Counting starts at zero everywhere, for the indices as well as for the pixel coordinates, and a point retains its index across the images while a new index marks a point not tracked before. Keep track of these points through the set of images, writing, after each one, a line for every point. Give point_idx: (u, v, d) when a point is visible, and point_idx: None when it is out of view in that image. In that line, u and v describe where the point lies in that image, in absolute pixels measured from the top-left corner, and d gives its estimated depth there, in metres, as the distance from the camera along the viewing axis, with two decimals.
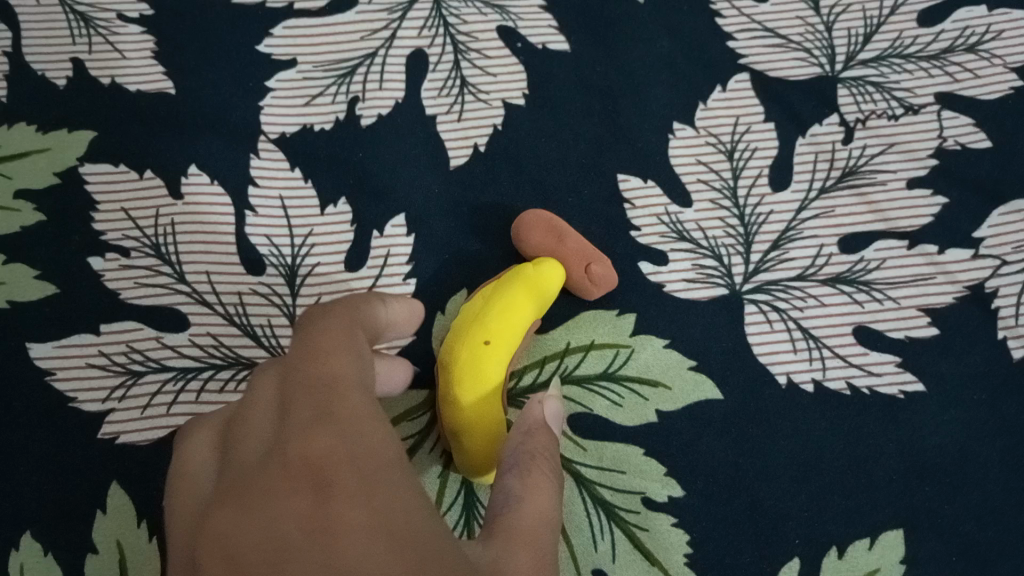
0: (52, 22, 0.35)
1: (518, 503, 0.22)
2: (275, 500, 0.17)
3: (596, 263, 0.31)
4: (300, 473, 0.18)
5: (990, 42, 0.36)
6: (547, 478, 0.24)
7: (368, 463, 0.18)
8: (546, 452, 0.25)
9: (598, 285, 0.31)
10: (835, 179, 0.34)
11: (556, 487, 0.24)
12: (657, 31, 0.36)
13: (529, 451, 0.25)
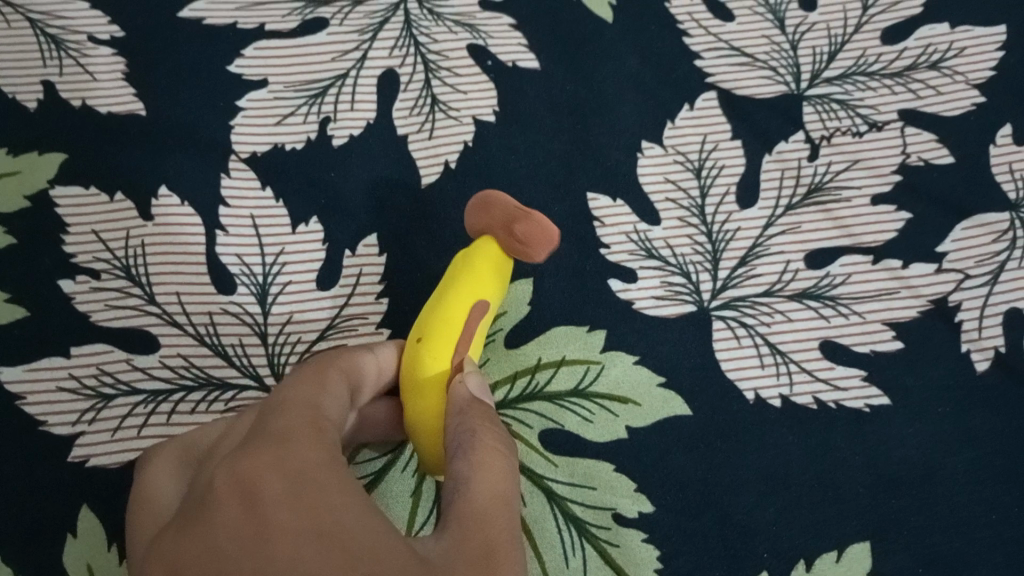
0: (24, 45, 0.35)
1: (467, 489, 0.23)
2: (217, 511, 0.19)
3: (512, 225, 0.27)
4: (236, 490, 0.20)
5: (952, 59, 0.36)
6: (495, 458, 0.24)
7: (316, 475, 0.20)
8: (493, 428, 0.25)
9: (528, 246, 0.27)
10: (801, 196, 0.34)
11: (507, 462, 0.24)
12: (626, 50, 0.37)
13: (473, 430, 0.25)
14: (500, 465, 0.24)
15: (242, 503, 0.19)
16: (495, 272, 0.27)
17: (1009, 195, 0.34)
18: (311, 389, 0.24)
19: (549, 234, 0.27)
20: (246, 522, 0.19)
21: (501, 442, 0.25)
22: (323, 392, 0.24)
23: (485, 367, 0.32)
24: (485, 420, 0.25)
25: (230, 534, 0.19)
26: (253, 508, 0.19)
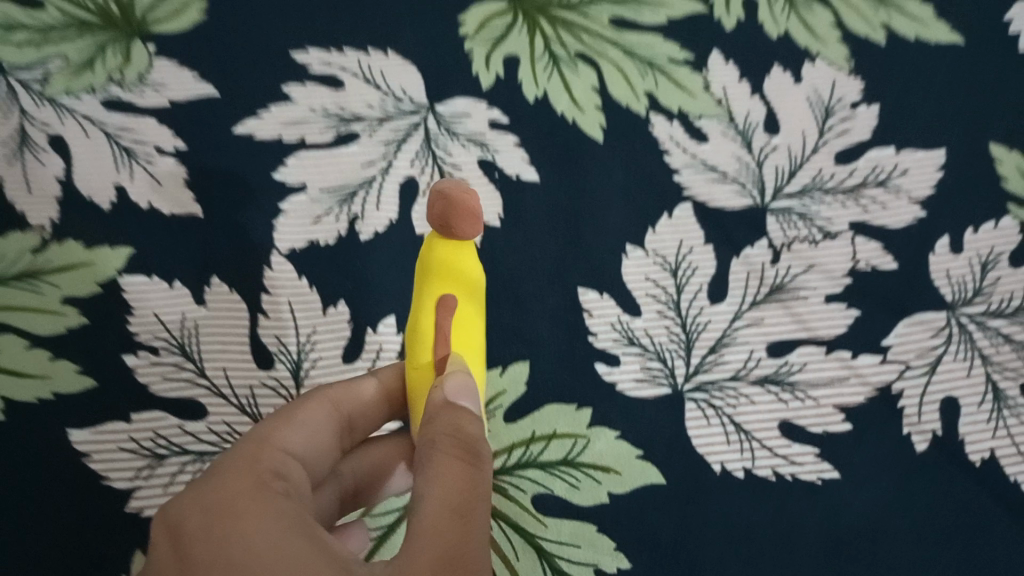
0: (99, 154, 0.41)
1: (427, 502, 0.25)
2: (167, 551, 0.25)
3: (429, 208, 0.28)
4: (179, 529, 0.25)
5: (897, 178, 0.42)
6: (457, 466, 0.26)
7: (246, 502, 0.25)
8: (461, 435, 0.27)
9: (450, 226, 0.28)
10: (764, 295, 0.39)
11: (469, 471, 0.26)
12: (614, 163, 0.42)
13: (440, 438, 0.27)
14: (464, 474, 0.26)
15: (186, 523, 0.25)
16: (458, 266, 0.28)
17: (946, 297, 0.39)
18: (291, 419, 0.30)
19: (452, 199, 0.27)
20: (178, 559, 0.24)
21: (471, 451, 0.27)
22: (300, 425, 0.30)
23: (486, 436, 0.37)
24: (454, 428, 0.27)
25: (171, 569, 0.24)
26: (190, 533, 0.25)
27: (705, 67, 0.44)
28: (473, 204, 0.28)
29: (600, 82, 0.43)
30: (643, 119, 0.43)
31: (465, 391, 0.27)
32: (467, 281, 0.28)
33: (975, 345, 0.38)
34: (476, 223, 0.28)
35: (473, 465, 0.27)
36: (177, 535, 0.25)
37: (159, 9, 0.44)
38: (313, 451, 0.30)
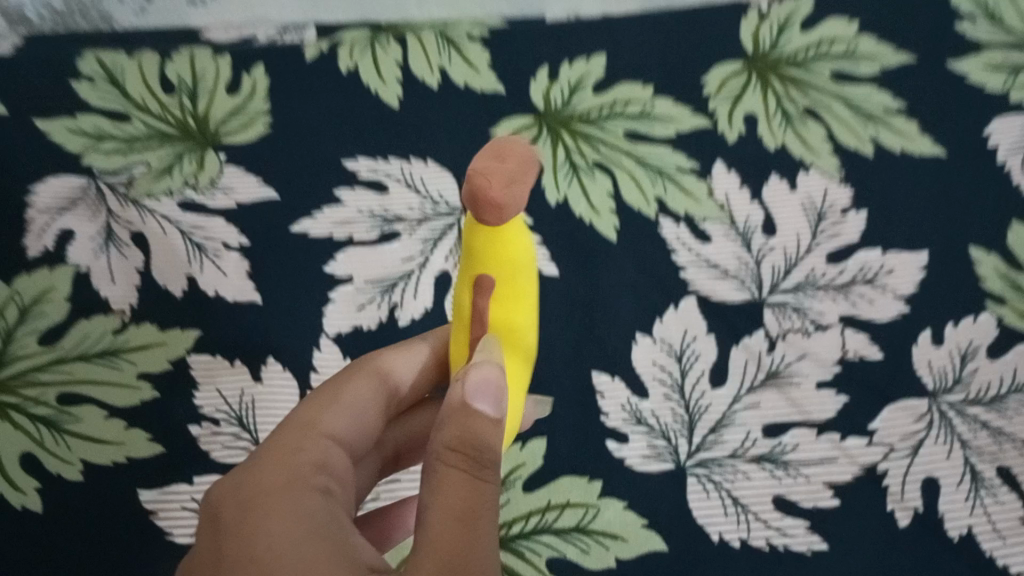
0: (176, 248, 0.47)
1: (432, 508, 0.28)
2: (206, 531, 0.30)
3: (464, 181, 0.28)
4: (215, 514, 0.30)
5: (884, 276, 0.46)
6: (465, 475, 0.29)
7: (267, 496, 0.30)
8: (472, 436, 0.29)
9: (477, 211, 0.28)
10: (761, 380, 0.44)
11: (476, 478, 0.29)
12: (626, 260, 0.47)
13: (455, 437, 0.29)
14: (474, 484, 0.29)
15: (222, 518, 0.29)
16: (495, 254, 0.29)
17: (927, 385, 0.43)
18: (335, 408, 0.36)
19: (487, 199, 0.27)
20: (212, 538, 0.29)
21: (484, 460, 0.29)
22: (343, 409, 0.36)
23: (506, 505, 0.41)
24: (470, 433, 0.29)
25: (206, 551, 0.29)
26: (227, 524, 0.29)
27: (708, 175, 0.49)
28: (513, 200, 0.27)
29: (615, 188, 0.49)
30: (653, 221, 0.48)
31: (483, 391, 0.29)
32: (505, 280, 0.29)
33: (955, 430, 0.42)
34: (516, 215, 0.28)
35: (483, 473, 0.29)
36: (216, 523, 0.29)
37: (229, 123, 0.51)
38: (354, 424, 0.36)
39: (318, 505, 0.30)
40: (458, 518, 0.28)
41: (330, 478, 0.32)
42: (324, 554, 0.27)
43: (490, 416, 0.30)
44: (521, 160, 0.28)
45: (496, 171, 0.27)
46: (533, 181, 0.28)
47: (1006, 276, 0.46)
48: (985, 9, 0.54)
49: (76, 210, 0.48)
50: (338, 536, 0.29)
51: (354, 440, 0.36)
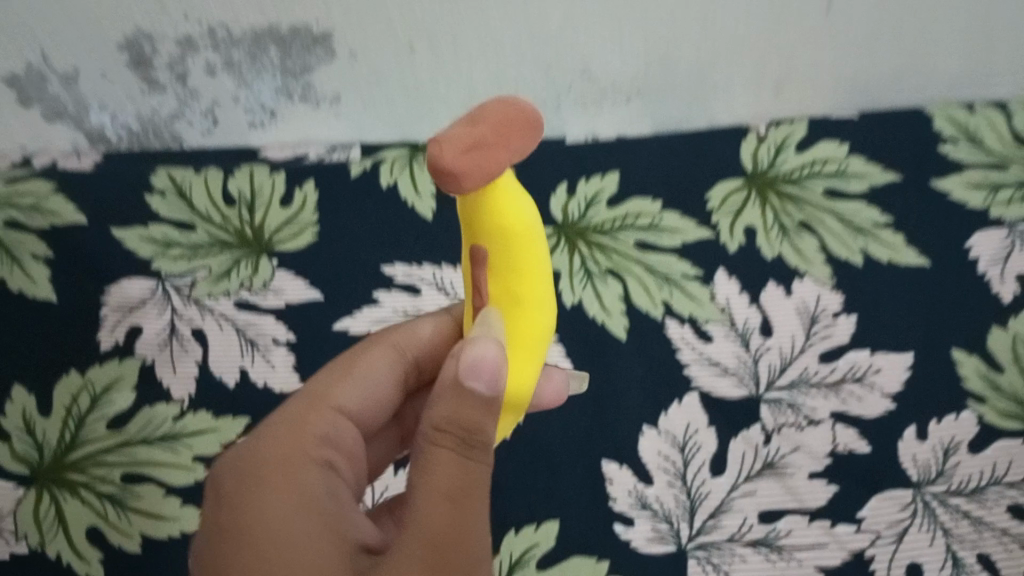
0: (231, 343, 0.53)
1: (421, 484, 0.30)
2: (213, 491, 0.33)
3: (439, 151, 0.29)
4: (221, 477, 0.33)
5: (872, 376, 0.50)
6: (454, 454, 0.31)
7: (269, 467, 0.33)
8: (464, 419, 0.31)
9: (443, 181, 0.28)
10: (757, 470, 0.48)
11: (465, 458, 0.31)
12: (635, 357, 0.51)
13: (448, 420, 0.31)
14: (465, 467, 0.31)
15: (226, 482, 0.33)
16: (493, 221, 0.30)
17: (912, 477, 0.47)
18: (346, 380, 0.40)
19: (439, 166, 0.27)
20: (216, 499, 0.33)
21: (475, 442, 0.31)
22: (352, 385, 0.40)
23: None
24: (465, 420, 0.31)
25: (211, 508, 0.33)
26: (231, 487, 0.32)
27: (710, 281, 0.54)
28: (469, 168, 0.28)
29: (625, 292, 0.54)
30: (659, 322, 0.53)
31: (478, 371, 0.30)
32: (507, 256, 0.30)
33: (937, 519, 0.46)
34: (481, 183, 0.28)
35: (474, 457, 0.31)
36: (221, 486, 0.33)
37: (282, 232, 0.57)
38: (361, 394, 0.40)
39: (316, 480, 0.33)
40: (448, 501, 0.30)
41: (331, 451, 0.36)
42: (316, 530, 0.31)
43: (484, 397, 0.31)
44: (501, 127, 0.29)
45: (459, 139, 0.28)
46: (509, 149, 0.29)
47: (986, 376, 0.50)
48: (967, 133, 0.59)
49: (147, 306, 0.54)
50: (332, 511, 0.32)
51: (360, 411, 0.40)
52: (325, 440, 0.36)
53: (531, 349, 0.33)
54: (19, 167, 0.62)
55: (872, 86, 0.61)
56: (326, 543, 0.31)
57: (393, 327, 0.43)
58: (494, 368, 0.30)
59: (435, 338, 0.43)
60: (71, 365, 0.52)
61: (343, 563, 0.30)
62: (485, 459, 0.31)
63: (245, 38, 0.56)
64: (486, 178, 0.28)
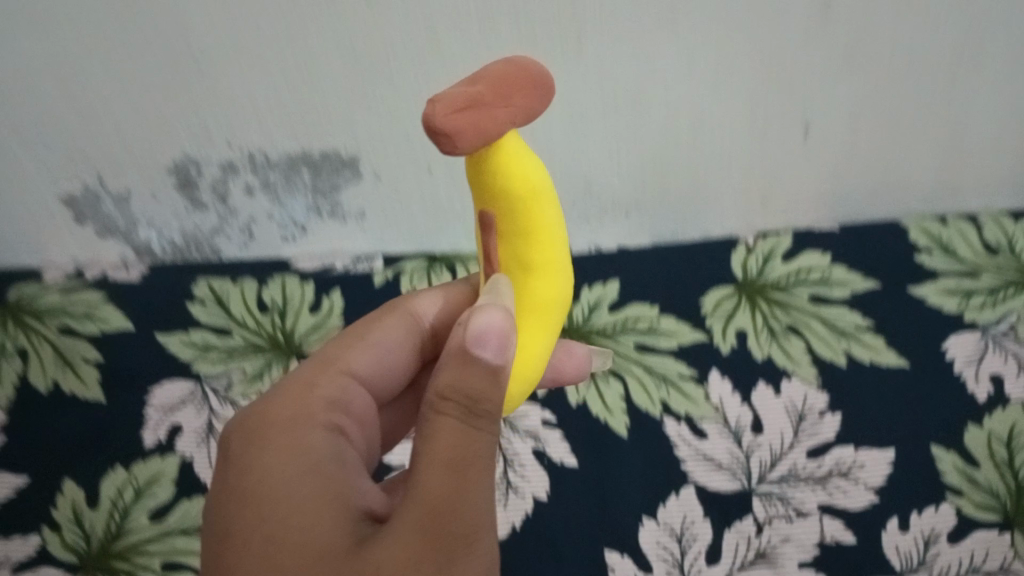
0: None
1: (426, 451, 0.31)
2: (229, 451, 0.36)
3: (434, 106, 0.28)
4: (236, 440, 0.36)
5: (857, 471, 0.54)
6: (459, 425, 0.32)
7: (277, 432, 0.35)
8: (468, 387, 0.32)
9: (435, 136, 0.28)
10: (750, 559, 0.52)
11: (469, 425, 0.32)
12: (635, 453, 0.55)
13: (451, 389, 0.33)
14: (467, 433, 0.32)
15: (235, 441, 0.36)
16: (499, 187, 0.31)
17: (894, 565, 0.51)
18: (359, 348, 0.43)
19: (433, 126, 0.27)
20: (231, 458, 0.35)
21: (479, 411, 0.32)
22: (364, 351, 0.43)
23: None
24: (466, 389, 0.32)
25: (225, 468, 0.35)
26: (243, 447, 0.35)
27: (705, 381, 0.59)
28: (464, 127, 0.27)
29: (626, 392, 0.58)
30: (658, 419, 0.57)
31: (483, 339, 0.32)
32: (513, 218, 0.31)
33: None
34: (477, 144, 0.28)
35: (477, 423, 0.32)
36: (236, 444, 0.35)
37: (311, 336, 0.62)
38: (374, 357, 0.43)
39: (320, 440, 0.35)
40: (447, 465, 0.31)
41: (338, 413, 0.39)
42: (316, 486, 0.33)
43: (489, 364, 0.32)
44: (500, 87, 0.29)
45: (452, 98, 0.27)
46: (508, 107, 0.29)
47: (964, 472, 0.54)
48: (941, 244, 0.64)
49: (187, 406, 0.59)
50: (335, 469, 0.34)
51: (371, 377, 0.43)
52: (334, 404, 0.39)
53: (539, 311, 0.34)
54: (71, 278, 0.68)
55: (853, 201, 0.66)
56: (326, 497, 0.32)
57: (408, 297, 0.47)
58: (499, 331, 0.32)
59: (446, 307, 0.46)
60: (118, 463, 0.56)
61: (341, 529, 0.31)
62: (490, 429, 0.32)
63: (281, 163, 0.63)
64: (483, 139, 0.28)
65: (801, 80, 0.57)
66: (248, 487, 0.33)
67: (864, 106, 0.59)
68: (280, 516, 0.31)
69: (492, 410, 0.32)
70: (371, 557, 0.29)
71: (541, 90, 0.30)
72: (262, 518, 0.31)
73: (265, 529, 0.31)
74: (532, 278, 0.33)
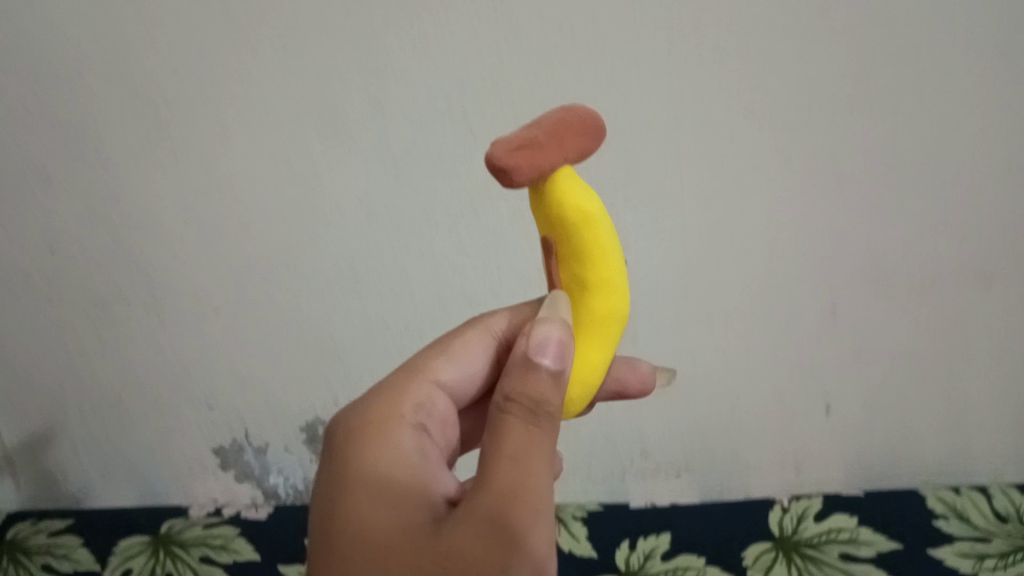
0: None
1: (490, 453, 0.34)
2: (326, 448, 0.39)
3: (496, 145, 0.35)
4: (331, 440, 0.39)
5: None
6: (526, 427, 0.34)
7: (365, 432, 0.38)
8: (532, 392, 0.35)
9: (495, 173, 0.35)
10: None
11: (538, 427, 0.35)
12: None
13: (513, 387, 0.36)
14: (531, 433, 0.34)
15: (330, 444, 0.38)
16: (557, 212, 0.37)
17: None
18: (444, 358, 0.45)
19: (495, 162, 0.34)
20: (328, 455, 0.38)
21: (543, 412, 0.35)
22: (451, 358, 0.45)
23: None
24: (525, 390, 0.35)
25: (323, 464, 0.38)
26: (337, 445, 0.38)
27: None
28: (521, 163, 0.34)
29: None
30: None
31: (543, 348, 0.36)
32: (571, 241, 0.38)
33: None
34: (536, 176, 0.35)
35: (539, 420, 0.35)
36: (332, 444, 0.38)
37: None
38: (463, 364, 0.45)
39: (406, 442, 0.37)
40: (510, 458, 0.33)
41: (424, 418, 0.40)
42: (404, 479, 0.35)
43: (551, 370, 0.36)
44: (552, 132, 0.36)
45: (510, 142, 0.34)
46: (558, 148, 0.36)
47: None
48: (956, 511, 0.73)
49: None
50: (419, 470, 0.36)
51: (455, 386, 0.44)
52: (420, 407, 0.41)
53: (597, 328, 0.40)
54: (212, 514, 0.81)
55: (874, 469, 0.77)
56: (410, 496, 0.35)
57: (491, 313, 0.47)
58: (560, 343, 0.37)
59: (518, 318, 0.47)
60: None
61: (422, 518, 0.34)
62: (550, 429, 0.35)
63: None
64: (539, 172, 0.35)
65: (817, 367, 0.72)
66: (343, 489, 0.35)
67: (871, 388, 0.73)
68: (372, 515, 0.34)
69: (553, 412, 0.35)
70: (440, 545, 0.32)
71: (588, 138, 0.37)
72: (354, 511, 0.34)
73: (359, 527, 0.34)
74: (588, 294, 0.39)
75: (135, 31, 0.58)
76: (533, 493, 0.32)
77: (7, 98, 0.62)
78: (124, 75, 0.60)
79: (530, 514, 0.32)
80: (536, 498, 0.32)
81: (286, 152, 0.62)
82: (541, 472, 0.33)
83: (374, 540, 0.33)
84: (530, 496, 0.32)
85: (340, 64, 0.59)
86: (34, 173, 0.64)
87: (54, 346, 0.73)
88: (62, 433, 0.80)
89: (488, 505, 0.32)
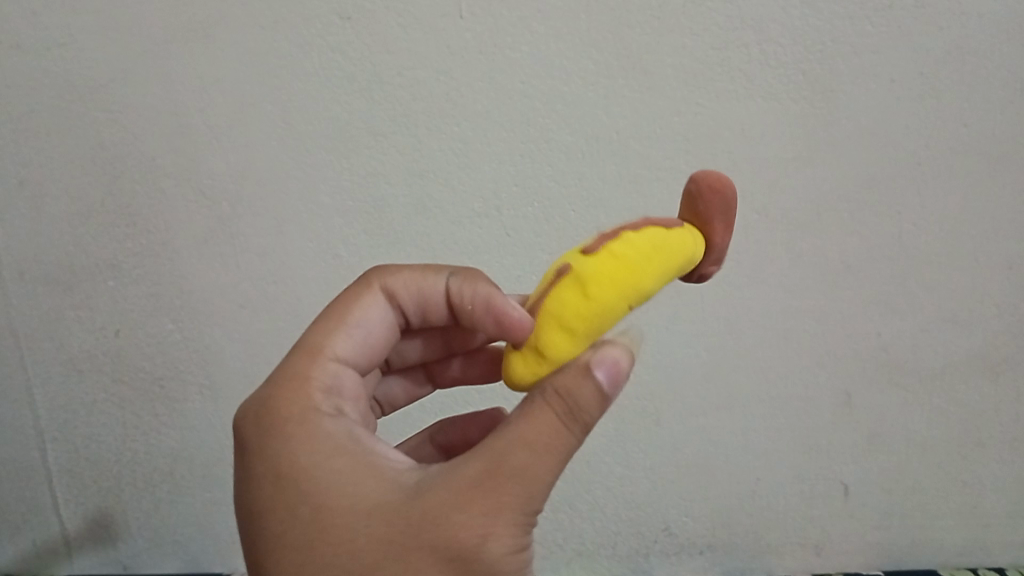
0: None
1: (510, 439, 0.34)
2: (250, 437, 0.39)
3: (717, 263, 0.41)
4: (258, 431, 0.39)
5: None
6: (550, 426, 0.34)
7: (291, 427, 0.38)
8: (577, 395, 0.34)
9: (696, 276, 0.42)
10: None
11: (566, 430, 0.34)
12: None
13: (550, 381, 0.35)
14: (560, 429, 0.34)
15: (250, 434, 0.39)
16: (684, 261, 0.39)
17: None
18: (344, 333, 0.45)
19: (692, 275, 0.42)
20: (259, 446, 0.38)
21: (579, 415, 0.34)
22: (351, 335, 0.45)
23: None
24: (558, 381, 0.34)
25: (254, 455, 0.38)
26: (263, 436, 0.38)
27: None
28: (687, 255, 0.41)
29: None
30: None
31: (611, 368, 0.34)
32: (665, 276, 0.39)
33: None
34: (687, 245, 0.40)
35: (574, 425, 0.34)
36: (257, 433, 0.39)
37: None
38: (365, 344, 0.46)
39: (334, 425, 0.39)
40: (523, 444, 0.34)
41: (337, 398, 0.41)
42: (354, 465, 0.37)
43: (605, 386, 0.34)
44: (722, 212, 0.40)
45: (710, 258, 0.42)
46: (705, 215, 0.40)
47: None
48: None
49: None
50: (358, 450, 0.38)
51: (354, 358, 0.45)
52: (330, 389, 0.42)
53: None
54: None
55: (894, 552, 0.79)
56: (363, 472, 0.36)
57: (381, 275, 0.48)
58: (622, 371, 0.35)
59: (415, 291, 0.48)
60: None
61: (384, 494, 0.35)
62: (579, 431, 0.34)
63: None
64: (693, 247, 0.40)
65: (835, 452, 0.75)
66: (293, 474, 0.36)
67: (888, 471, 0.75)
68: (327, 499, 0.35)
69: (589, 421, 0.34)
70: (414, 521, 0.33)
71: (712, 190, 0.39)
72: (317, 505, 0.35)
73: (314, 505, 0.35)
74: None
75: (206, 139, 0.64)
76: (532, 472, 0.33)
77: (85, 196, 0.67)
78: (195, 178, 0.66)
79: (522, 491, 0.33)
80: (533, 481, 0.33)
81: (337, 248, 0.68)
82: (550, 465, 0.34)
83: (344, 526, 0.34)
84: (528, 484, 0.33)
85: (388, 171, 0.65)
86: (106, 264, 0.70)
87: (112, 422, 0.78)
88: (113, 506, 0.83)
89: (487, 489, 0.33)
